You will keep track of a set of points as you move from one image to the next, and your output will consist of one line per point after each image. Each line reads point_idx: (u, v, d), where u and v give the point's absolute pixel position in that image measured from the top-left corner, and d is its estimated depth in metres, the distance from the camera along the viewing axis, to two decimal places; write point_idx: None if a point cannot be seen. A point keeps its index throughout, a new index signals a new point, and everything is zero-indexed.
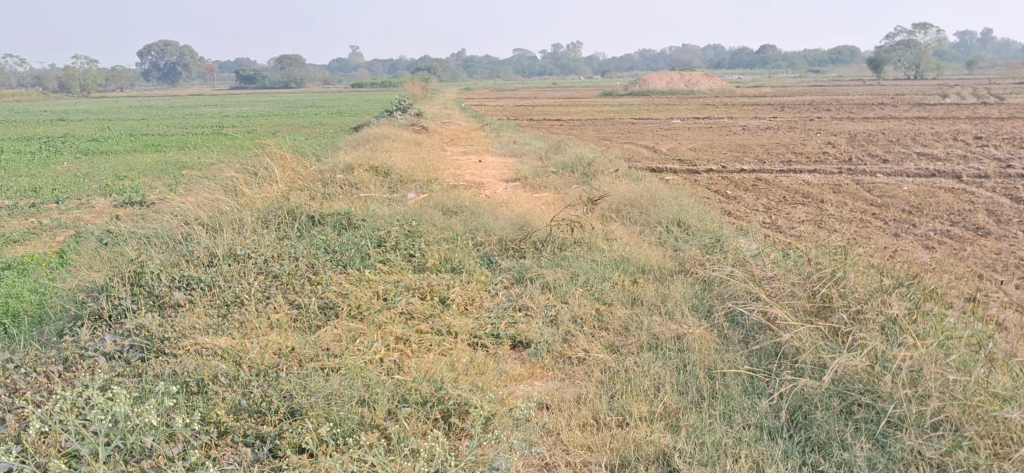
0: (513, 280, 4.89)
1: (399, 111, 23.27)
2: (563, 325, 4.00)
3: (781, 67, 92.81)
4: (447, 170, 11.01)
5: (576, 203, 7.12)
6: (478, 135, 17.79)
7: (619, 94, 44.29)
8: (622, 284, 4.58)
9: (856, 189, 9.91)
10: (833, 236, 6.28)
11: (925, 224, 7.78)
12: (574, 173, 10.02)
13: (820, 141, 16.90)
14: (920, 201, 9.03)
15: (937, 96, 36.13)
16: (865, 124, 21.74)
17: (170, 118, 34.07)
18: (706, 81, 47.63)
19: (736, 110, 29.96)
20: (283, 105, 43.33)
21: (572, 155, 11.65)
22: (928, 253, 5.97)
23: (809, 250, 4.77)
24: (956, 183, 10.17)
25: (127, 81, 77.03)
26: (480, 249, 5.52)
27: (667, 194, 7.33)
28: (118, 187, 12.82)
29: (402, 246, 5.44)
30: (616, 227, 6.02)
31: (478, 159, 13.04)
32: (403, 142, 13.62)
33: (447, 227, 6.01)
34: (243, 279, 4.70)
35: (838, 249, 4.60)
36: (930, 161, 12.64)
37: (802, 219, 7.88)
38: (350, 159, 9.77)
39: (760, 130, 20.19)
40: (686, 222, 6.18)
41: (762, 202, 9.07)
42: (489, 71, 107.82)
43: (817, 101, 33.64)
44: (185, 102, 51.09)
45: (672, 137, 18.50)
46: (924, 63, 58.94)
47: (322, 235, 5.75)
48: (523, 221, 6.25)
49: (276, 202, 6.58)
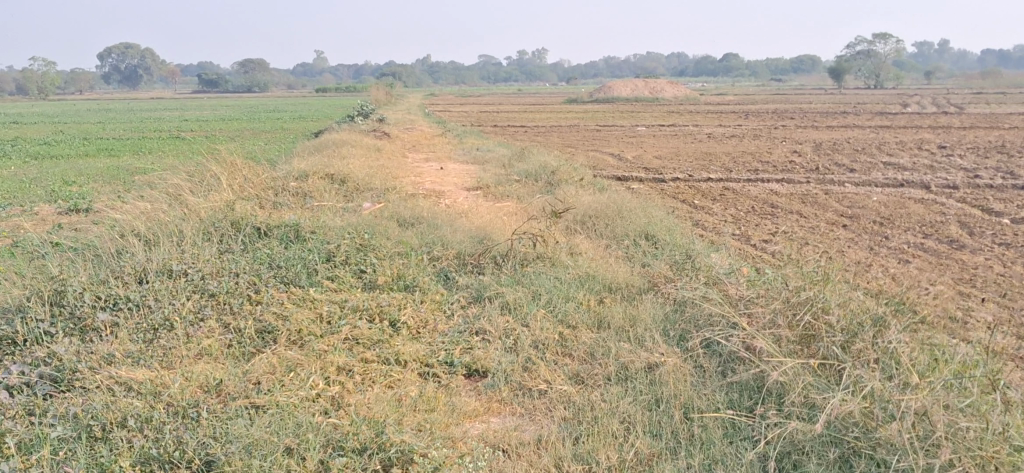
0: (470, 299, 4.55)
1: (360, 117, 22.85)
2: (523, 351, 3.66)
3: (744, 76, 93.59)
4: (406, 177, 10.65)
5: (539, 215, 6.79)
6: (440, 141, 17.43)
7: (582, 101, 44.06)
8: (587, 305, 4.26)
9: (825, 200, 9.70)
10: (808, 254, 6.01)
11: (897, 236, 7.57)
12: (537, 181, 9.69)
13: (786, 150, 16.80)
14: (891, 211, 8.85)
15: (900, 105, 36.44)
16: (829, 133, 21.70)
17: (125, 121, 33.27)
18: (670, 88, 47.68)
19: (701, 118, 29.90)
20: (243, 109, 42.66)
21: (535, 163, 11.35)
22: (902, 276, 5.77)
23: (787, 268, 4.49)
24: (926, 193, 10.01)
25: (86, 83, 75.65)
26: (435, 264, 5.18)
27: (635, 205, 7.02)
28: (63, 193, 12.33)
29: (352, 261, 5.08)
30: (581, 240, 5.70)
31: (439, 166, 12.70)
32: (362, 148, 13.24)
33: (401, 240, 5.64)
34: (176, 298, 4.30)
35: (817, 269, 4.32)
36: (897, 170, 12.50)
37: (773, 232, 7.67)
38: (305, 166, 9.37)
39: (725, 138, 20.03)
40: (654, 236, 5.88)
41: (731, 213, 8.82)
42: (454, 77, 107.39)
43: (782, 110, 33.66)
44: (141, 105, 50.10)
45: (638, 145, 18.25)
46: (884, 73, 59.70)
47: (267, 248, 5.36)
48: (482, 234, 5.90)
49: (221, 212, 6.18)
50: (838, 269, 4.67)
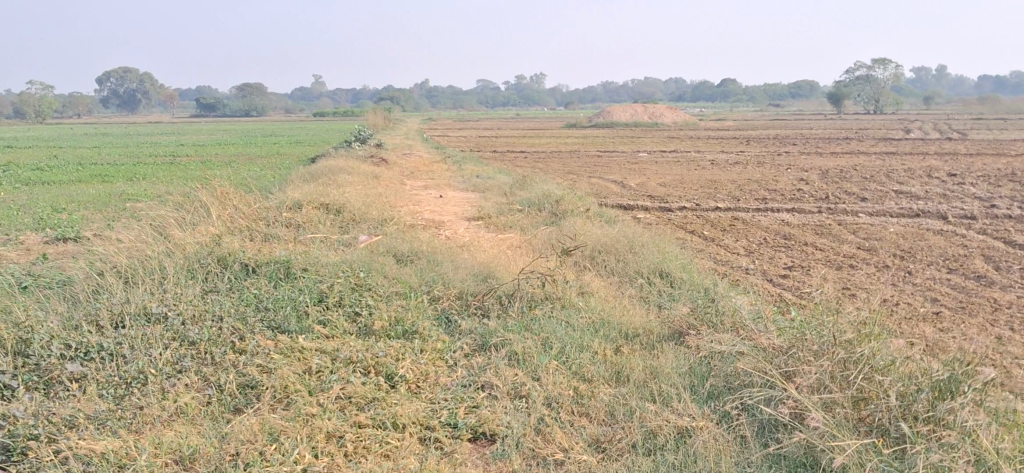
0: (474, 347, 4.17)
1: (358, 142, 22.54)
2: (535, 410, 3.28)
3: (741, 101, 93.56)
4: (405, 207, 10.29)
5: (546, 251, 6.44)
6: (439, 168, 17.10)
7: (582, 126, 43.84)
8: (603, 355, 3.88)
9: (839, 231, 9.36)
10: (832, 297, 5.66)
11: (920, 271, 7.23)
12: (540, 212, 9.35)
13: (792, 177, 16.50)
14: (910, 244, 8.51)
15: (902, 130, 36.25)
16: (834, 159, 21.42)
17: (121, 145, 32.96)
18: (670, 113, 47.53)
19: (702, 143, 29.64)
20: (241, 134, 42.38)
21: (538, 191, 11.01)
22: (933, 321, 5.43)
23: (819, 317, 4.13)
24: (943, 224, 9.67)
25: (84, 107, 75.42)
26: (435, 306, 4.81)
27: (646, 238, 6.67)
28: (52, 220, 11.96)
29: (347, 303, 4.71)
30: (592, 279, 5.35)
31: (439, 194, 12.36)
32: (359, 176, 12.90)
33: (399, 278, 5.28)
34: (151, 347, 3.91)
35: (855, 320, 3.97)
36: (910, 199, 12.17)
37: (791, 268, 7.32)
38: (300, 195, 9.01)
39: (729, 165, 19.74)
40: (669, 273, 5.53)
41: (743, 246, 8.48)
42: (452, 102, 107.40)
43: (783, 136, 33.44)
44: (138, 130, 49.85)
45: (641, 172, 17.94)
46: (884, 99, 59.63)
47: (256, 288, 4.99)
48: (486, 270, 5.55)
49: (207, 246, 5.81)
50: (874, 317, 4.32)
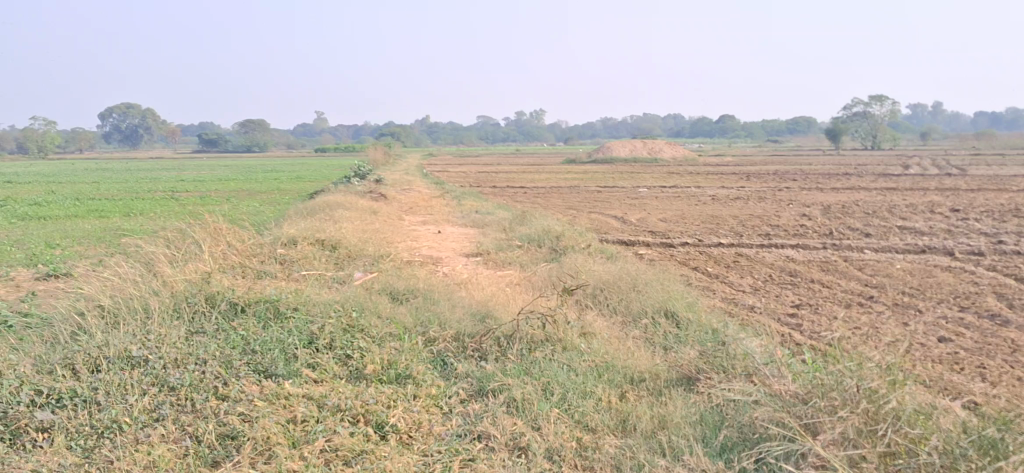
0: (471, 392, 3.97)
1: (357, 177, 22.40)
2: (534, 464, 3.07)
3: (740, 137, 93.78)
4: (402, 243, 10.12)
5: (547, 289, 6.25)
6: (438, 203, 16.95)
7: (581, 161, 43.84)
8: (608, 402, 3.68)
9: (846, 268, 9.18)
10: (843, 341, 5.47)
11: (931, 310, 7.03)
12: (541, 248, 9.17)
13: (794, 212, 16.36)
14: (918, 281, 8.31)
15: (902, 165, 36.19)
16: (835, 194, 21.29)
17: (120, 181, 32.81)
18: (669, 149, 47.53)
19: (702, 179, 29.56)
20: (241, 169, 42.30)
21: (538, 227, 10.85)
22: (951, 367, 5.23)
23: (835, 365, 3.94)
24: (952, 260, 9.49)
25: (85, 143, 75.46)
26: (431, 348, 4.60)
27: (650, 275, 6.48)
28: (44, 256, 11.77)
29: (339, 345, 4.50)
30: (595, 320, 5.15)
31: (437, 230, 12.18)
32: (357, 211, 12.73)
33: (393, 318, 5.07)
34: (128, 393, 3.71)
35: (874, 370, 3.76)
36: (914, 235, 12.00)
37: (798, 308, 7.13)
38: (295, 230, 8.84)
39: (730, 200, 19.60)
40: (675, 313, 5.33)
41: (748, 283, 8.30)
42: (451, 138, 107.66)
43: (783, 171, 33.37)
44: (138, 165, 49.79)
45: (642, 207, 17.80)
46: (882, 135, 59.76)
47: (243, 328, 4.78)
48: (485, 310, 5.34)
49: (196, 284, 5.61)
50: (894, 363, 4.13)
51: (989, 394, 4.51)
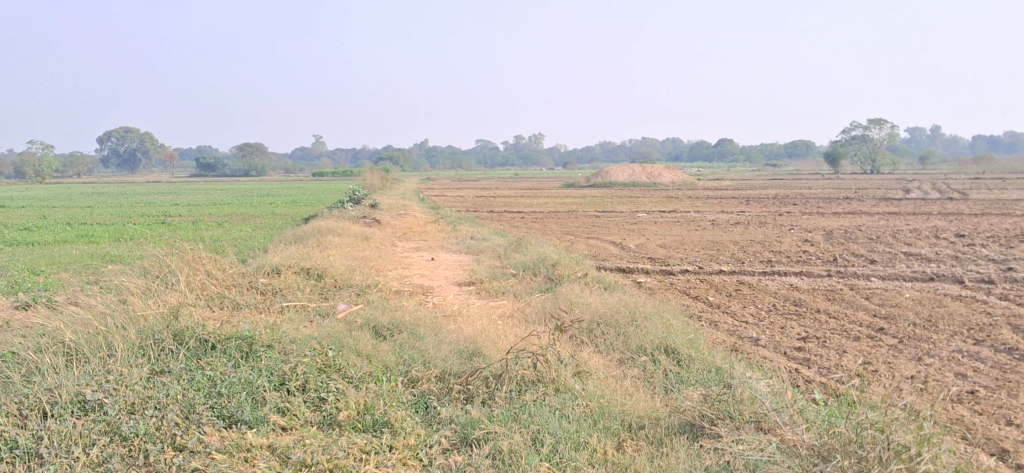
0: (453, 440, 3.64)
1: (352, 202, 22.09)
2: None
3: (739, 161, 93.67)
4: (392, 271, 9.80)
5: (541, 324, 5.91)
6: (433, 228, 16.63)
7: (580, 185, 43.62)
8: (603, 453, 3.35)
9: (852, 296, 8.85)
10: (854, 383, 5.15)
11: (944, 343, 6.69)
12: (536, 276, 8.85)
13: (796, 238, 16.07)
14: (929, 311, 7.97)
15: (903, 189, 35.93)
16: (837, 219, 20.99)
17: (113, 205, 32.44)
18: (667, 173, 47.30)
19: (702, 203, 29.26)
20: (237, 193, 41.92)
21: (533, 254, 10.53)
22: (974, 408, 4.88)
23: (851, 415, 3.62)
24: (961, 289, 9.17)
25: (82, 168, 75.22)
26: (414, 390, 4.26)
27: (649, 306, 6.15)
28: (25, 283, 11.45)
29: (313, 387, 4.16)
30: (590, 358, 4.81)
31: (430, 257, 11.87)
32: (348, 237, 12.41)
33: (374, 356, 4.73)
34: (74, 445, 3.37)
35: (896, 421, 3.44)
36: (921, 262, 11.68)
37: (804, 341, 6.80)
38: (280, 258, 8.52)
39: (730, 225, 19.30)
40: (675, 350, 4.99)
41: (752, 314, 7.98)
42: (450, 163, 107.46)
43: (783, 196, 33.06)
44: (134, 189, 49.44)
45: (640, 233, 17.48)
46: (880, 159, 59.65)
47: (211, 367, 4.45)
48: (474, 346, 5.01)
49: (165, 319, 5.27)
50: (916, 414, 3.81)
51: (1017, 442, 4.17)
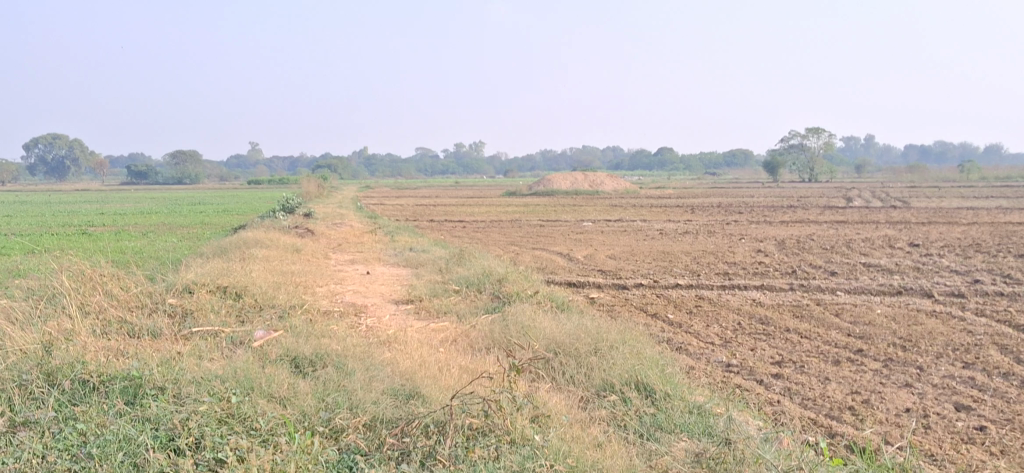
0: None
1: (287, 212, 21.10)
2: None
3: (679, 170, 94.11)
4: (324, 288, 8.94)
5: (489, 356, 5.13)
6: (371, 239, 15.78)
7: (522, 194, 43.00)
8: None
9: (821, 314, 8.23)
10: (851, 427, 4.47)
11: (932, 367, 6.08)
12: (481, 294, 8.08)
13: (748, 248, 15.57)
14: (907, 330, 7.37)
15: (843, 198, 35.98)
16: (785, 228, 20.59)
17: (36, 215, 30.88)
18: (610, 182, 46.92)
19: (646, 212, 28.84)
20: (169, 202, 40.38)
21: (478, 268, 9.76)
22: (991, 450, 4.22)
23: None
24: (933, 305, 8.63)
25: (8, 175, 72.42)
26: (337, 446, 3.45)
27: (611, 331, 5.41)
28: None
29: (209, 443, 3.33)
30: (551, 398, 4.05)
31: (366, 270, 11.03)
32: (278, 250, 11.51)
33: (290, 400, 3.91)
34: None
35: None
36: (883, 274, 11.18)
37: (781, 367, 6.12)
38: (196, 275, 7.61)
39: (678, 235, 18.77)
40: (650, 386, 4.25)
41: (717, 335, 7.30)
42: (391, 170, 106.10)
43: (727, 204, 32.77)
44: (61, 198, 47.51)
45: (587, 243, 16.84)
46: (818, 168, 60.23)
47: (86, 418, 3.59)
48: (412, 386, 4.21)
49: (39, 357, 4.37)
50: None
51: None
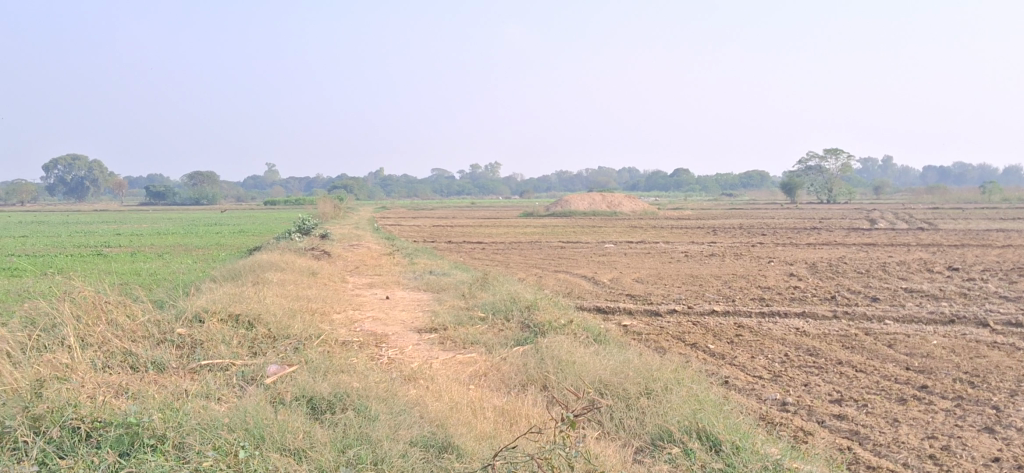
0: None
1: (302, 233, 20.65)
2: None
3: (696, 191, 93.40)
4: (342, 315, 8.45)
5: (528, 397, 4.63)
6: (389, 262, 15.29)
7: (539, 215, 42.53)
8: None
9: (873, 345, 7.69)
10: None
11: (1010, 407, 5.53)
12: (509, 323, 7.58)
13: (779, 271, 15.02)
14: (971, 364, 6.82)
15: (867, 220, 35.33)
16: (814, 251, 20.01)
17: (50, 235, 30.50)
18: (628, 202, 46.36)
19: (667, 233, 28.29)
20: (184, 222, 40.01)
21: (503, 294, 9.26)
22: None
23: None
24: (992, 335, 8.07)
25: (26, 195, 72.34)
26: None
27: (659, 368, 4.91)
28: None
29: None
30: (606, 451, 3.54)
31: (385, 295, 10.54)
32: (294, 274, 11.03)
33: (307, 453, 3.42)
34: None
35: None
36: (929, 300, 10.61)
37: (842, 406, 5.58)
38: (206, 302, 7.13)
39: (704, 257, 18.22)
40: (715, 436, 3.75)
41: (766, 368, 6.77)
42: (407, 190, 105.84)
43: (750, 226, 32.15)
44: (76, 218, 47.21)
45: (611, 265, 16.31)
46: (838, 189, 59.49)
47: None
48: (445, 436, 3.70)
49: (27, 397, 3.89)
50: None
51: None
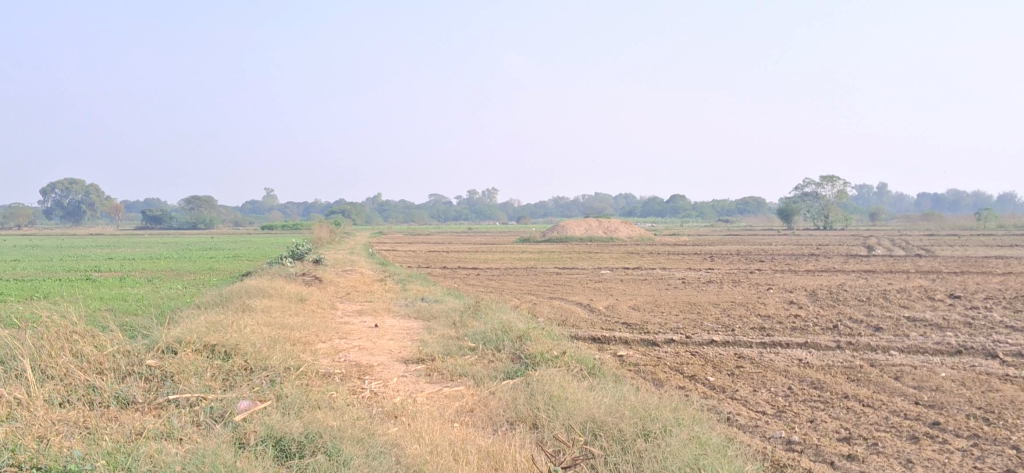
0: None
1: (295, 258, 20.28)
2: None
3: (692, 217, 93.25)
4: (326, 345, 8.08)
5: (516, 437, 4.28)
6: (380, 288, 14.93)
7: (535, 241, 42.21)
8: None
9: (880, 377, 7.35)
10: None
11: None
12: (500, 354, 7.23)
13: (778, 298, 14.70)
14: (984, 398, 6.48)
15: (864, 246, 35.09)
16: (812, 278, 19.70)
17: (40, 259, 30.06)
18: (624, 228, 46.07)
19: (664, 259, 27.98)
20: (178, 246, 39.60)
21: (495, 323, 8.91)
22: None
23: None
24: (1003, 367, 7.75)
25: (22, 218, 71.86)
26: None
27: (657, 406, 4.57)
28: None
29: None
30: None
31: (373, 323, 10.17)
32: (280, 300, 10.66)
33: None
34: None
35: None
36: (934, 330, 10.28)
37: (851, 444, 5.24)
38: (181, 331, 6.77)
39: (702, 284, 17.91)
40: None
41: (769, 402, 6.42)
42: (403, 215, 105.52)
43: (747, 252, 31.88)
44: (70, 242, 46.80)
45: (607, 292, 15.97)
46: (834, 216, 59.32)
47: None
48: None
49: None
50: None
51: None
